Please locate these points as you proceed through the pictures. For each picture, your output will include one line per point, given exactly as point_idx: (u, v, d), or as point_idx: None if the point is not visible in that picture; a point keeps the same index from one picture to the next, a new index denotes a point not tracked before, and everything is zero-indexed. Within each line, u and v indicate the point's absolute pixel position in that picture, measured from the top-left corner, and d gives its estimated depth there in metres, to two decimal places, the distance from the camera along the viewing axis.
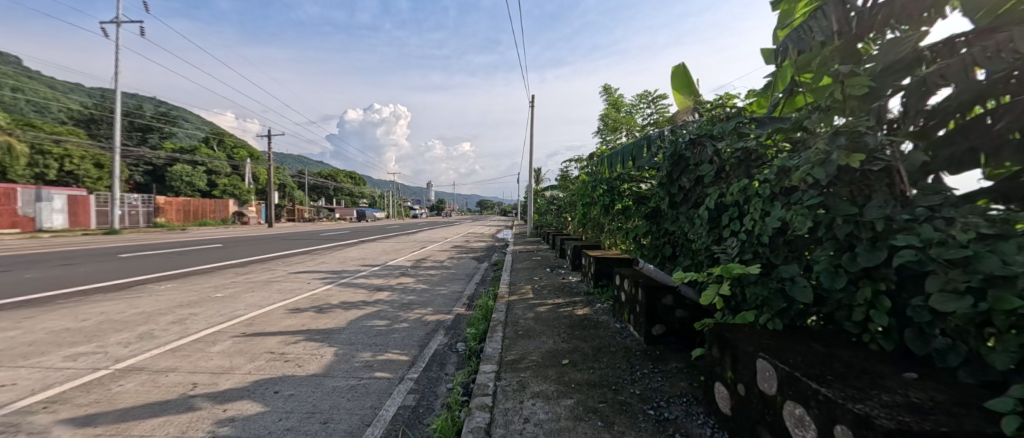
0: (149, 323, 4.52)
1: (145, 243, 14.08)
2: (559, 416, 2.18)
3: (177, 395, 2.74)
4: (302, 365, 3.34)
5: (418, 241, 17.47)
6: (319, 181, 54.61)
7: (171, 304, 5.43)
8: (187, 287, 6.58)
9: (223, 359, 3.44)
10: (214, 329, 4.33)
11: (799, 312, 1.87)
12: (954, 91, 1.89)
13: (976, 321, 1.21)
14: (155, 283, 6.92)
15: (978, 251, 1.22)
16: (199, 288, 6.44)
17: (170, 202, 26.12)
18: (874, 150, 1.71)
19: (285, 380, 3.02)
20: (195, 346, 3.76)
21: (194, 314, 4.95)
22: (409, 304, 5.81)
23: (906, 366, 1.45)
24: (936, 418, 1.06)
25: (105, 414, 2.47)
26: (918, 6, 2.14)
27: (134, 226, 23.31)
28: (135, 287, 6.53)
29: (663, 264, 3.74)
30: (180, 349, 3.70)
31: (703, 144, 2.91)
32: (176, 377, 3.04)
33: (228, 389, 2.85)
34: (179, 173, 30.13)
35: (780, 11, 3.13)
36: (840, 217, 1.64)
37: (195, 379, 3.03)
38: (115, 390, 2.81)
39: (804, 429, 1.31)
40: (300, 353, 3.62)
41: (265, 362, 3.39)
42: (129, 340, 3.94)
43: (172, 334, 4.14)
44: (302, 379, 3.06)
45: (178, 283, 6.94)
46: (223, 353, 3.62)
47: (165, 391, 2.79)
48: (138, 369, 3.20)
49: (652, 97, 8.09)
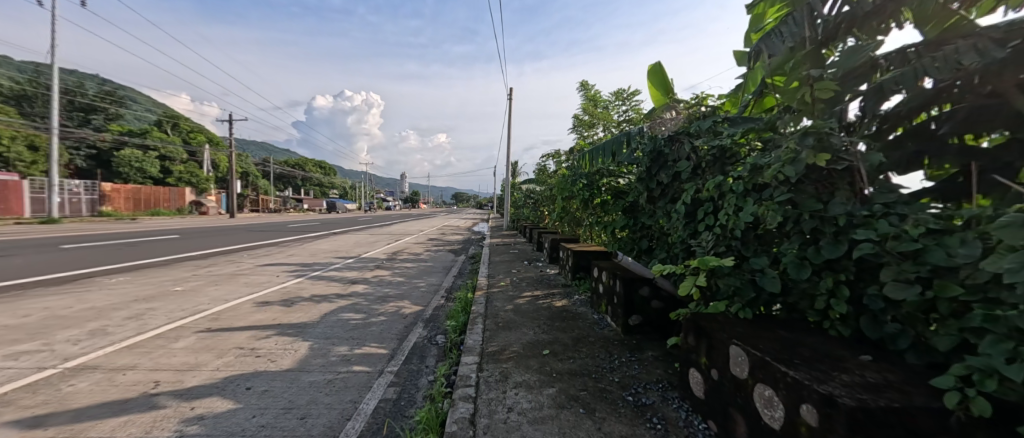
0: (102, 319, 4.29)
1: (90, 232, 13.24)
2: (541, 405, 2.25)
3: (137, 394, 2.63)
4: (275, 360, 3.28)
5: (392, 233, 17.26)
6: (289, 171, 52.78)
7: (125, 298, 5.16)
8: (142, 280, 6.27)
9: (188, 355, 3.33)
10: (175, 324, 4.17)
11: (767, 300, 2.01)
12: (904, 98, 2.09)
13: (923, 308, 1.32)
14: (104, 276, 6.53)
15: (927, 244, 1.33)
16: (156, 282, 6.15)
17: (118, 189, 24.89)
18: (839, 152, 1.81)
19: (258, 376, 2.96)
20: (155, 343, 3.61)
21: (152, 309, 4.74)
22: (386, 297, 5.76)
23: (862, 349, 1.58)
24: (889, 395, 1.16)
25: (57, 416, 2.36)
26: (878, 17, 2.35)
27: (74, 216, 21.73)
28: (82, 281, 6.16)
29: (639, 256, 3.90)
30: (139, 346, 3.54)
31: (681, 141, 3.02)
32: (136, 376, 2.92)
33: (195, 386, 2.76)
34: (127, 160, 28.11)
35: (753, 15, 3.28)
36: (807, 213, 1.75)
37: (157, 376, 2.92)
38: (66, 390, 2.68)
39: (773, 409, 1.41)
40: (272, 348, 3.54)
41: (235, 358, 3.30)
42: (79, 337, 3.74)
43: (128, 330, 3.96)
44: (276, 374, 3.01)
45: (131, 277, 6.59)
46: (187, 349, 3.50)
47: (123, 391, 2.68)
48: (92, 367, 3.06)
49: (627, 93, 8.21)
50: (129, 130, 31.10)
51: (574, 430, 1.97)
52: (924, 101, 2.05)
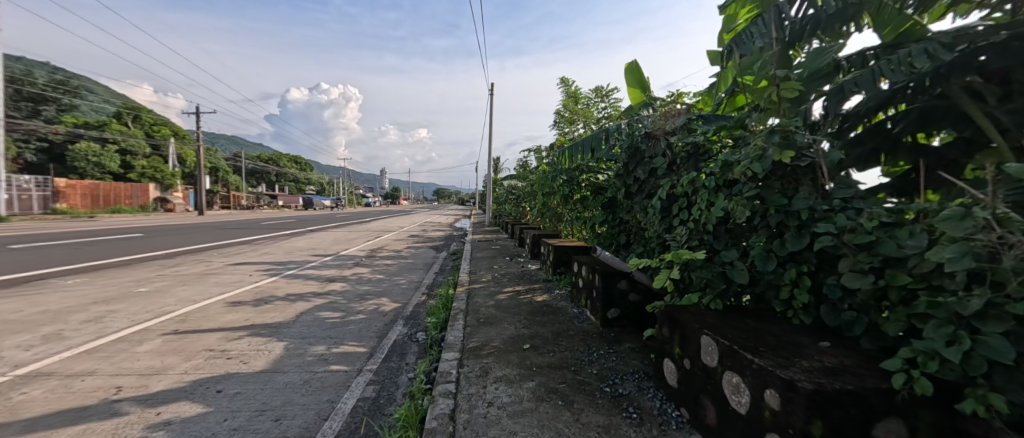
0: (57, 323, 4.08)
1: (43, 231, 12.47)
2: (521, 398, 2.28)
3: (96, 401, 2.52)
4: (247, 362, 3.19)
5: (372, 230, 16.97)
6: (261, 166, 51.02)
7: (84, 301, 4.91)
8: (101, 282, 5.96)
9: (153, 359, 3.20)
10: (139, 327, 4.00)
11: (736, 292, 2.10)
12: (864, 98, 2.22)
13: (876, 296, 1.41)
14: (60, 278, 6.18)
15: (880, 237, 1.42)
16: (117, 283, 5.86)
17: (73, 186, 23.46)
18: (803, 149, 1.89)
19: (229, 378, 2.88)
20: (117, 347, 3.46)
21: (114, 311, 4.52)
22: (365, 295, 5.68)
23: (821, 335, 1.67)
24: (844, 378, 1.23)
25: (7, 426, 2.24)
26: (840, 21, 2.46)
27: (24, 214, 20.39)
28: (34, 283, 5.81)
29: (617, 251, 3.97)
30: (99, 350, 3.38)
31: (657, 138, 3.09)
32: (96, 382, 2.80)
33: (161, 391, 2.67)
34: (83, 154, 26.51)
35: (725, 16, 3.37)
36: (773, 208, 1.83)
37: (119, 381, 2.81)
38: (18, 399, 2.54)
39: (740, 394, 1.48)
40: (244, 350, 3.45)
41: (204, 360, 3.20)
42: (32, 342, 3.55)
43: (87, 334, 3.77)
44: (249, 376, 2.93)
45: (89, 278, 6.26)
46: (153, 352, 3.36)
47: (82, 398, 2.57)
48: (46, 374, 2.91)
49: (607, 90, 8.30)
50: (86, 122, 29.34)
51: (553, 421, 2.01)
52: (882, 102, 2.19)
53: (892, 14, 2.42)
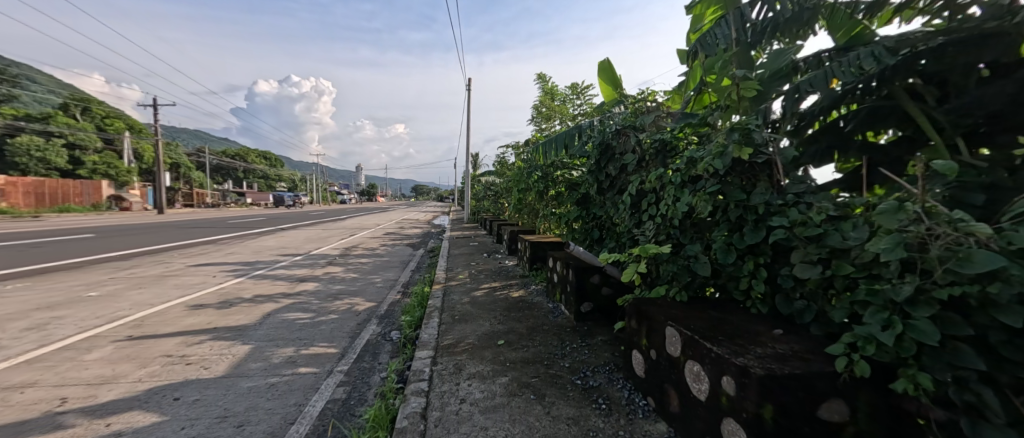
0: None
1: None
2: (494, 394, 2.29)
3: (37, 414, 2.36)
4: (209, 367, 3.06)
5: (346, 228, 16.57)
6: (226, 162, 48.76)
7: (26, 307, 4.57)
8: (46, 286, 5.56)
9: (103, 367, 3.03)
10: (88, 333, 3.76)
11: (701, 284, 2.17)
12: (818, 98, 2.33)
13: (823, 285, 1.50)
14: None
15: (827, 229, 1.51)
16: (64, 288, 5.49)
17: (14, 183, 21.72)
18: (760, 146, 1.96)
19: (188, 385, 2.75)
20: (62, 355, 3.25)
21: (60, 317, 4.24)
22: (338, 294, 5.54)
23: (776, 323, 1.76)
24: (793, 363, 1.30)
25: None
26: (796, 24, 2.59)
27: None
28: None
29: (591, 246, 4.03)
30: (42, 360, 3.16)
31: (627, 135, 3.15)
32: (38, 393, 2.62)
33: (111, 401, 2.52)
34: (23, 148, 24.52)
35: (692, 16, 3.47)
36: (732, 202, 1.90)
37: (64, 392, 2.64)
38: None
39: (700, 382, 1.54)
40: (205, 354, 3.30)
41: (161, 367, 3.04)
42: None
43: (29, 343, 3.52)
44: (210, 381, 2.81)
45: (32, 282, 5.82)
46: (103, 360, 3.18)
47: (21, 411, 2.40)
48: None
49: (583, 87, 8.38)
50: (27, 114, 27.14)
51: (524, 416, 2.03)
52: (835, 102, 2.31)
53: (844, 19, 2.56)
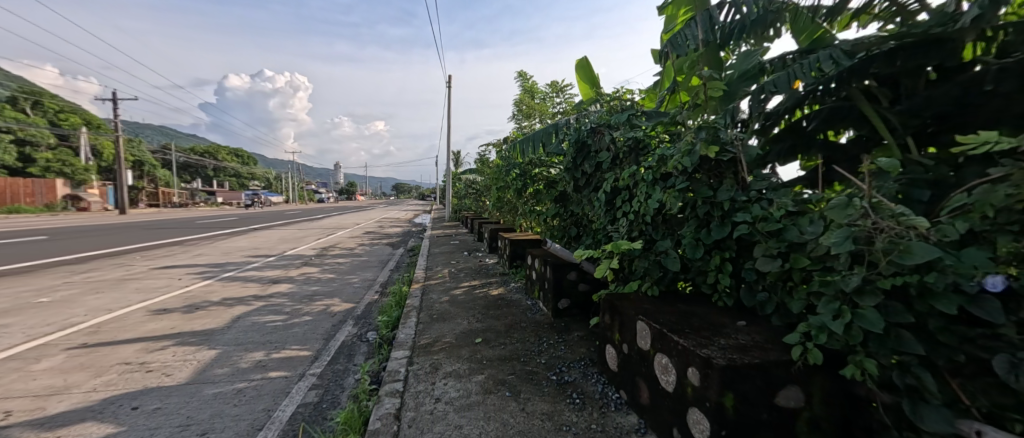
0: None
1: None
2: (469, 392, 2.29)
3: None
4: (171, 374, 2.93)
5: (322, 227, 16.17)
6: (193, 160, 46.69)
7: None
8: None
9: (54, 377, 2.86)
10: (37, 342, 3.54)
11: (672, 278, 2.23)
12: (783, 98, 2.42)
13: (783, 277, 1.56)
14: None
15: (786, 224, 1.57)
16: (11, 294, 5.14)
17: None
18: (726, 144, 2.03)
19: (148, 393, 2.63)
20: (7, 366, 3.04)
21: (6, 326, 3.97)
22: (312, 296, 5.40)
23: (741, 315, 1.83)
24: (753, 353, 1.35)
25: None
26: (762, 26, 2.68)
27: None
28: None
29: (568, 243, 4.07)
30: None
31: (602, 133, 3.19)
32: None
33: (61, 413, 2.38)
34: None
35: (665, 16, 3.54)
36: (700, 199, 1.95)
37: (8, 406, 2.47)
38: None
39: (667, 374, 1.58)
40: (167, 361, 3.16)
41: (118, 375, 2.90)
42: None
43: None
44: (171, 389, 2.70)
45: None
46: (54, 370, 2.99)
47: None
48: None
49: (562, 85, 8.42)
50: None
51: (499, 413, 2.03)
52: (796, 103, 2.41)
53: (806, 23, 2.67)
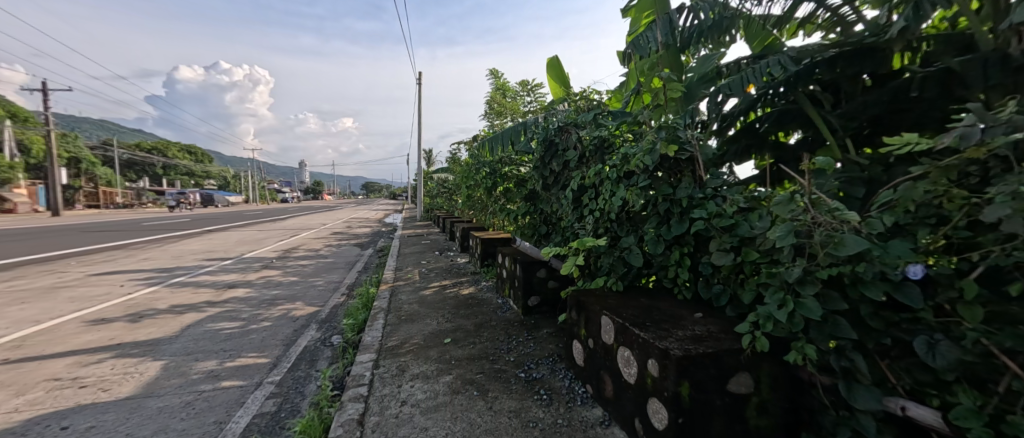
0: None
1: None
2: (436, 393, 2.26)
3: None
4: (109, 388, 2.72)
5: (285, 228, 15.48)
6: (139, 157, 43.44)
7: None
8: None
9: None
10: None
11: (636, 274, 2.29)
12: (737, 101, 2.55)
13: (736, 270, 1.65)
14: None
15: (738, 220, 1.65)
16: None
17: None
18: (685, 143, 2.10)
19: (81, 411, 2.43)
20: None
21: None
22: (272, 300, 5.16)
23: (699, 307, 1.91)
24: (707, 343, 1.42)
25: None
26: (718, 31, 2.80)
27: None
28: None
29: (538, 241, 4.10)
30: None
31: (569, 131, 3.24)
32: None
33: None
34: None
35: (629, 19, 3.63)
36: (661, 196, 2.02)
37: None
38: None
39: (629, 367, 1.63)
40: (105, 375, 2.93)
41: (47, 393, 2.66)
42: None
43: None
44: (108, 405, 2.50)
45: None
46: None
47: None
48: None
49: (532, 84, 8.47)
50: None
51: (466, 412, 2.03)
52: (749, 105, 2.54)
53: (758, 30, 2.82)
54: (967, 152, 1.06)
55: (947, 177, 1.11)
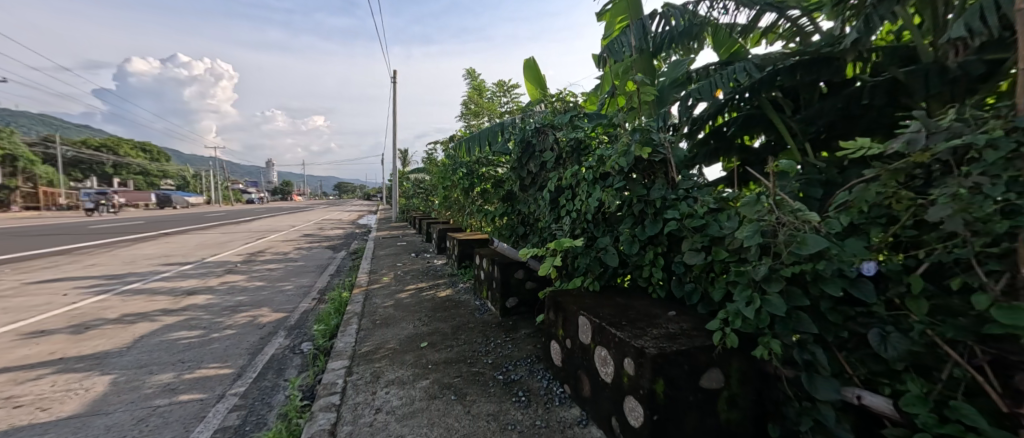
0: None
1: None
2: (413, 399, 2.23)
3: None
4: (49, 407, 2.54)
5: (252, 230, 14.87)
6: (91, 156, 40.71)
7: None
8: None
9: None
10: None
11: (612, 274, 2.34)
12: (707, 105, 2.64)
13: (707, 269, 1.71)
14: None
15: (708, 220, 1.71)
16: None
17: None
18: (657, 146, 2.15)
19: (15, 434, 2.25)
20: None
21: None
22: (237, 306, 4.95)
23: (672, 305, 1.97)
24: (681, 341, 1.46)
25: None
26: (689, 37, 2.90)
27: None
28: None
29: (516, 242, 4.11)
30: None
31: (546, 133, 3.26)
32: None
33: None
34: None
35: (604, 23, 3.69)
36: (635, 197, 2.07)
37: None
38: None
39: (606, 366, 1.66)
40: (45, 393, 2.73)
41: None
42: None
43: None
44: (47, 426, 2.33)
45: None
46: None
47: None
48: None
49: (509, 85, 8.47)
50: None
51: (443, 417, 2.01)
52: (717, 109, 2.63)
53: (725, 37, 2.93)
54: (913, 156, 1.14)
55: (896, 179, 1.18)
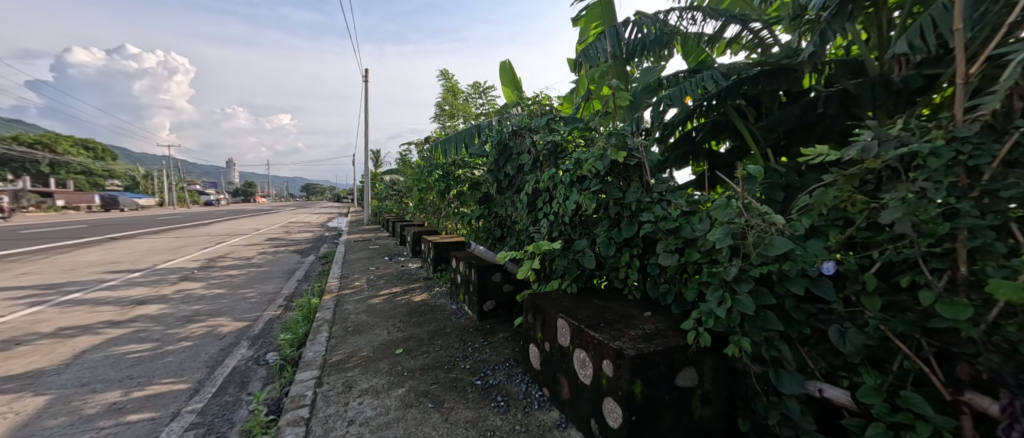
0: None
1: None
2: (387, 409, 2.18)
3: None
4: None
5: (214, 234, 14.15)
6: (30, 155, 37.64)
7: None
8: None
9: None
10: None
11: (589, 276, 2.38)
12: (678, 111, 2.73)
13: (680, 270, 1.76)
14: None
15: (681, 223, 1.77)
16: None
17: None
18: (632, 150, 2.20)
19: None
20: None
21: None
22: (195, 316, 4.70)
23: (647, 306, 2.02)
24: (657, 341, 1.50)
25: None
26: (661, 45, 2.99)
27: None
28: None
29: (493, 244, 4.11)
30: None
31: (523, 136, 3.28)
32: None
33: None
34: None
35: (579, 28, 3.75)
36: (611, 200, 2.12)
37: None
38: None
39: (585, 368, 1.68)
40: None
41: None
42: None
43: None
44: None
45: None
46: None
47: None
48: None
49: (484, 87, 8.45)
50: None
51: (420, 426, 1.98)
52: (688, 115, 2.73)
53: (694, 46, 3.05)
54: (866, 163, 1.22)
55: (851, 184, 1.26)
